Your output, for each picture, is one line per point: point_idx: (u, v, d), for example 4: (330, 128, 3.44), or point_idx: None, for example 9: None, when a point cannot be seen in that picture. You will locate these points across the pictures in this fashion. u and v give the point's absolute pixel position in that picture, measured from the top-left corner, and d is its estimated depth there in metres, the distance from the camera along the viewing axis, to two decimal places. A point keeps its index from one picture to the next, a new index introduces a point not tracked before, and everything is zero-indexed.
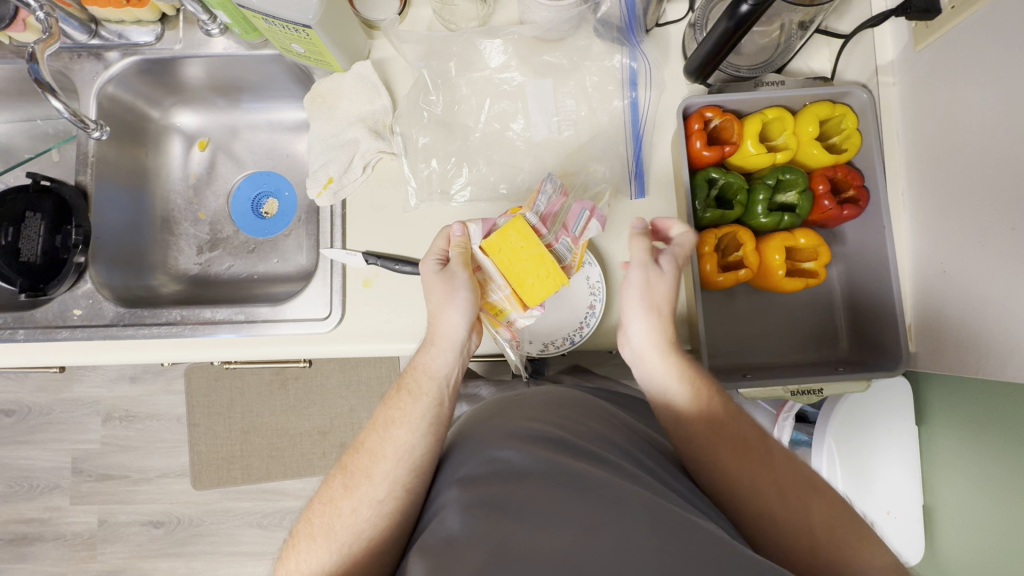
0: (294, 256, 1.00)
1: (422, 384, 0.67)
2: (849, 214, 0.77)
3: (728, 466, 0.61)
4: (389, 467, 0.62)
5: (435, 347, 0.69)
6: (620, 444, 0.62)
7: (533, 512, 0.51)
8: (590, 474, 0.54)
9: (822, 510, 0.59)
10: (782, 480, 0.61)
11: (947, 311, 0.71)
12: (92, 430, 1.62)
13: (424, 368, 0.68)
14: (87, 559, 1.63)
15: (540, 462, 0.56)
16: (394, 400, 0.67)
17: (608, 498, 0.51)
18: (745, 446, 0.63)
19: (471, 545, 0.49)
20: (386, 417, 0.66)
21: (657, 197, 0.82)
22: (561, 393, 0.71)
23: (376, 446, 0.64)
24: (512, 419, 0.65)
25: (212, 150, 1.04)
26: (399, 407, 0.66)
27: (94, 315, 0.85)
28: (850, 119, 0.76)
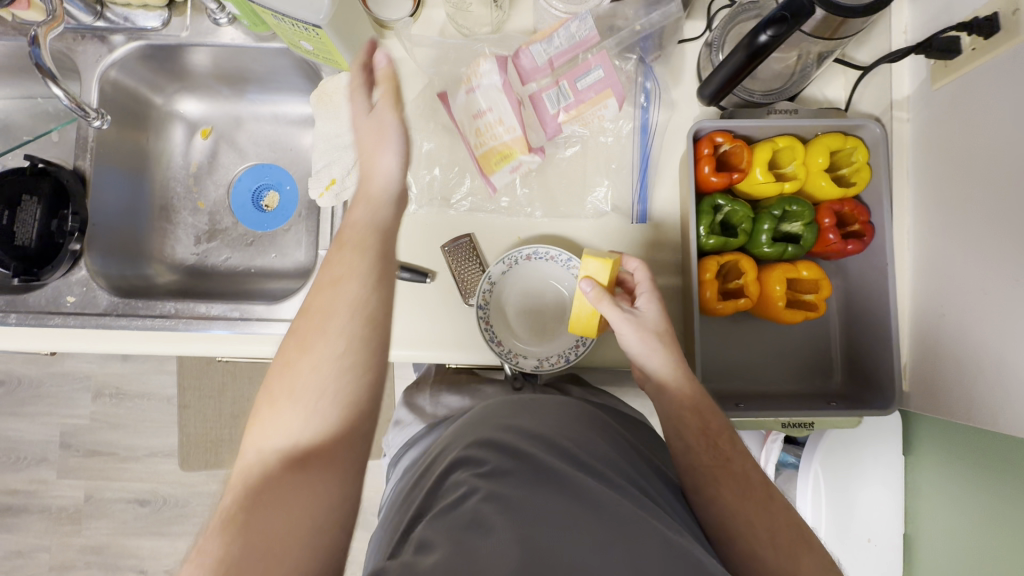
0: (293, 252, 0.99)
1: (364, 239, 0.58)
2: (854, 249, 0.76)
3: (729, 502, 0.62)
4: (341, 298, 0.55)
5: (366, 197, 0.61)
6: (629, 465, 0.62)
7: (545, 519, 0.51)
8: (605, 493, 0.54)
9: (815, 571, 0.58)
10: (778, 531, 0.60)
11: (944, 355, 0.71)
12: (81, 406, 1.62)
13: (355, 223, 0.60)
14: (71, 533, 1.63)
15: (560, 468, 0.56)
16: (335, 254, 0.58)
17: (623, 518, 0.51)
18: (741, 485, 0.63)
19: (481, 538, 0.49)
20: (330, 272, 0.57)
21: (660, 219, 0.81)
22: (575, 406, 0.71)
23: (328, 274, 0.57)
24: (529, 422, 0.65)
25: (215, 139, 1.03)
26: (338, 257, 0.58)
27: (88, 303, 0.85)
28: (861, 152, 0.75)
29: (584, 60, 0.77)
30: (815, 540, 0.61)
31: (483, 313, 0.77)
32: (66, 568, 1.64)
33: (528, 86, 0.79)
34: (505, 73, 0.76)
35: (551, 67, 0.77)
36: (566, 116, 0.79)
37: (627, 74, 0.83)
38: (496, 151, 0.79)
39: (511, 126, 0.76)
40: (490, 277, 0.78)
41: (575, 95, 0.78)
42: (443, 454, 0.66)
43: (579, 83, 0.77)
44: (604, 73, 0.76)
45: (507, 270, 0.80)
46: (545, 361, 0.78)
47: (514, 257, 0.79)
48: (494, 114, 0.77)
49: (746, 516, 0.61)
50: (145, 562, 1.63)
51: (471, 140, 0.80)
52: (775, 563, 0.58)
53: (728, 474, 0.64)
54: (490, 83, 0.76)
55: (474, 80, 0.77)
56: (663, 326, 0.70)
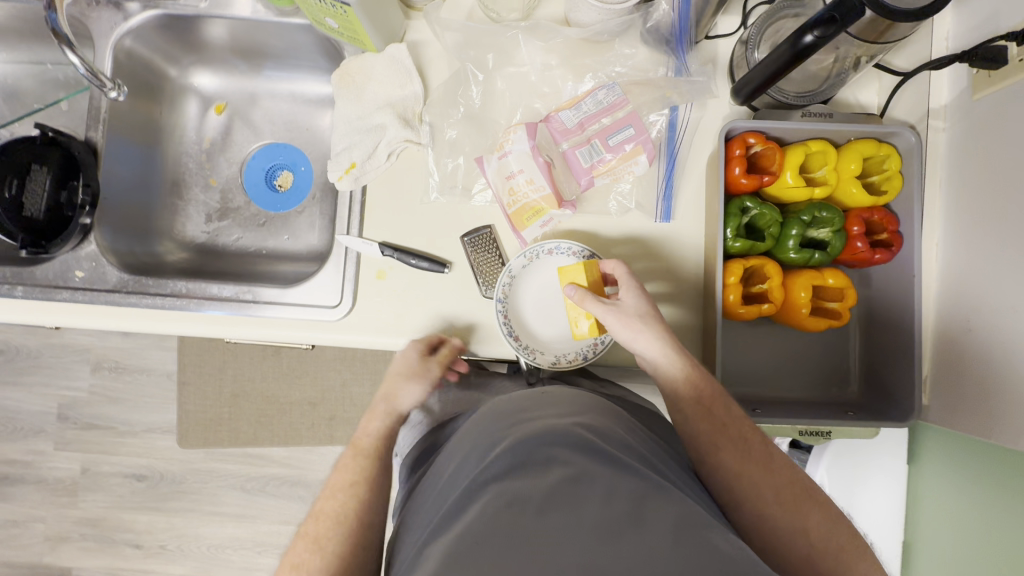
0: (305, 235, 0.97)
1: (367, 450, 0.72)
2: (881, 258, 0.76)
3: (731, 466, 0.63)
4: (349, 504, 0.66)
5: (377, 414, 0.76)
6: (641, 444, 0.59)
7: (553, 511, 0.49)
8: (614, 479, 0.51)
9: (822, 527, 0.61)
10: (782, 490, 0.62)
11: (967, 370, 0.70)
12: (80, 379, 1.60)
13: (364, 436, 0.75)
14: (67, 505, 1.63)
15: (564, 452, 0.53)
16: (337, 469, 0.71)
17: (634, 510, 0.49)
18: (741, 446, 0.64)
19: (488, 538, 0.47)
20: (330, 485, 0.69)
21: (685, 220, 0.79)
22: (580, 394, 0.67)
23: (323, 507, 0.66)
24: (535, 409, 0.62)
25: (230, 115, 1.00)
26: (343, 464, 0.71)
27: (96, 279, 0.83)
28: (894, 160, 0.74)
29: (615, 117, 0.77)
30: (822, 496, 0.63)
31: (502, 307, 0.76)
32: (61, 539, 1.63)
33: (560, 145, 0.79)
34: (534, 138, 0.77)
35: (581, 128, 0.78)
36: (599, 171, 0.78)
37: (658, 127, 0.79)
38: (528, 208, 0.77)
39: (541, 185, 0.76)
40: (510, 271, 0.77)
41: (610, 152, 0.77)
42: (454, 453, 0.63)
43: (611, 139, 0.77)
44: (634, 131, 0.77)
45: (528, 264, 0.78)
46: (563, 359, 0.78)
47: (535, 251, 0.77)
48: (524, 176, 0.76)
49: (751, 479, 0.62)
50: (141, 537, 1.63)
51: (503, 202, 0.78)
52: (784, 524, 0.60)
53: (726, 440, 0.64)
54: (524, 146, 0.76)
55: (506, 145, 0.77)
56: (647, 308, 0.69)
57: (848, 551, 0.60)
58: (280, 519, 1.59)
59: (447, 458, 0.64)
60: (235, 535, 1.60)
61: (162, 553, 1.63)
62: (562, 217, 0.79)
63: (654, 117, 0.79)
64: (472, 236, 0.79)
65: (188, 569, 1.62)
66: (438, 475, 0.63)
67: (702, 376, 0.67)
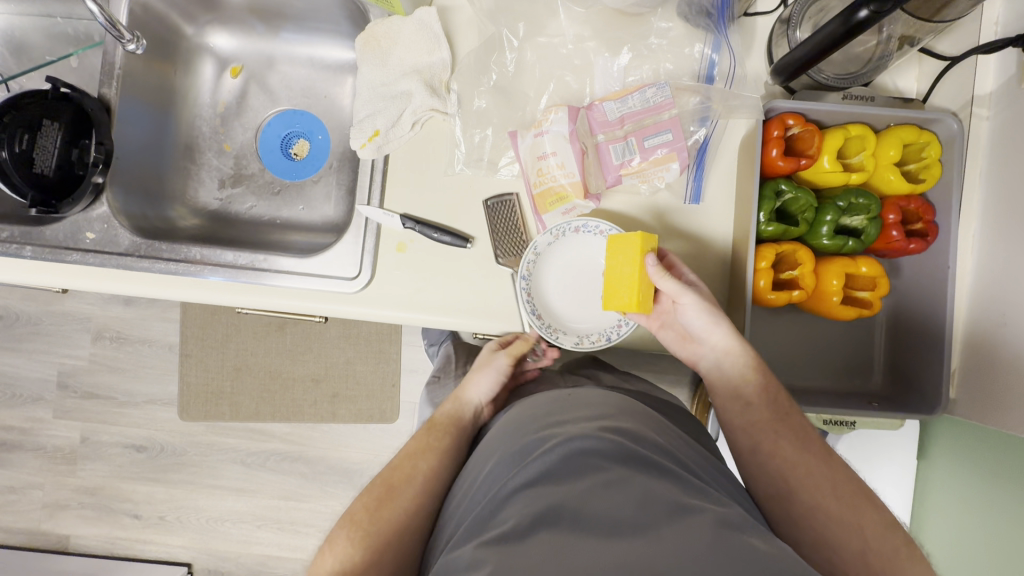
0: (321, 205, 0.95)
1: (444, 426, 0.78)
2: (915, 248, 0.74)
3: (788, 456, 0.65)
4: (426, 465, 0.72)
5: (459, 400, 0.82)
6: (673, 449, 0.58)
7: (591, 515, 0.47)
8: (648, 483, 0.50)
9: (878, 527, 0.60)
10: (840, 484, 0.63)
11: (999, 364, 0.69)
12: (81, 347, 1.58)
13: (447, 415, 0.81)
14: (66, 473, 1.62)
15: (598, 457, 0.52)
16: (416, 438, 0.77)
17: (672, 511, 0.47)
18: (799, 438, 0.66)
19: (524, 548, 0.45)
20: (407, 449, 0.75)
21: (714, 203, 0.77)
22: (608, 397, 0.67)
23: (400, 463, 0.72)
24: (564, 418, 0.61)
25: (246, 78, 0.97)
26: (424, 436, 0.77)
27: (108, 242, 0.81)
28: (934, 148, 0.71)
29: (657, 119, 0.72)
30: (872, 497, 0.63)
31: (526, 285, 0.74)
32: (59, 507, 1.63)
33: (596, 136, 0.74)
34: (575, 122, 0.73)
35: (621, 123, 0.73)
36: (628, 171, 0.74)
37: (696, 140, 0.74)
38: (554, 192, 0.74)
39: (571, 172, 0.73)
40: (536, 248, 0.74)
41: (643, 154, 0.72)
42: (485, 469, 0.61)
43: (647, 141, 0.72)
44: (673, 136, 0.72)
45: (554, 241, 0.75)
46: (585, 339, 0.76)
47: (562, 229, 0.75)
48: (556, 159, 0.73)
49: (807, 471, 0.64)
50: (140, 507, 1.62)
51: (530, 180, 0.76)
52: (839, 517, 0.61)
53: (783, 428, 0.67)
54: (561, 130, 0.72)
55: (543, 124, 0.74)
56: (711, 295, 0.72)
57: (903, 555, 0.59)
58: (280, 494, 1.56)
59: (478, 479, 0.61)
60: (235, 509, 1.58)
61: (160, 525, 1.61)
62: (585, 208, 0.76)
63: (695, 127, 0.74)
64: (495, 203, 0.77)
65: (186, 542, 1.60)
66: (465, 505, 0.59)
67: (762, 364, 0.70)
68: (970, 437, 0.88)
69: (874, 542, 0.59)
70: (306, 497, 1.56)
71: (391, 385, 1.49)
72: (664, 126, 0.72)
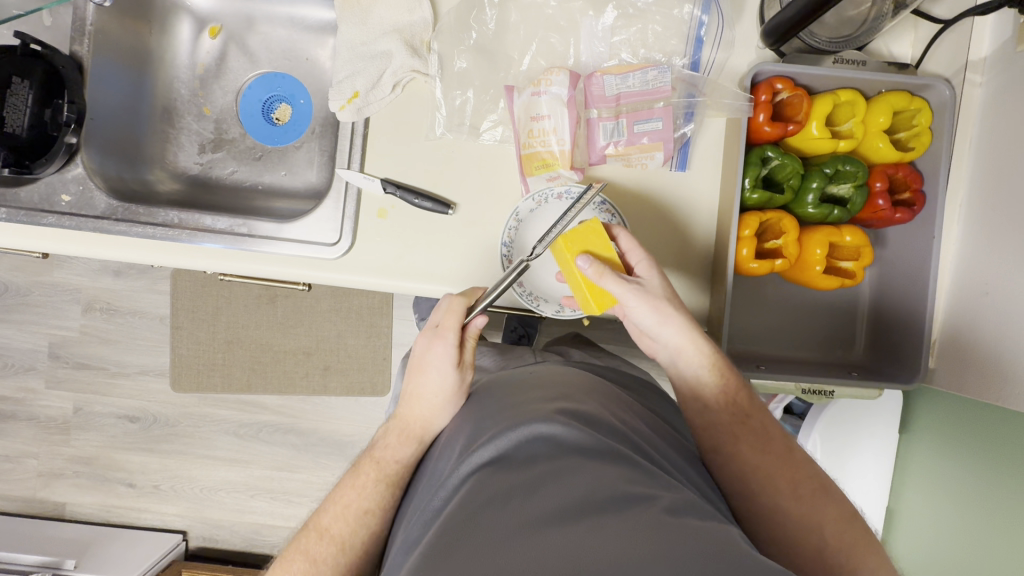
0: (303, 172, 0.93)
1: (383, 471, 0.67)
2: (901, 218, 0.73)
3: (749, 461, 0.64)
4: (359, 532, 0.64)
5: (402, 437, 0.69)
6: (632, 430, 0.59)
7: (537, 500, 0.49)
8: (599, 470, 0.51)
9: (835, 520, 0.61)
10: (799, 483, 0.63)
11: (979, 334, 0.69)
12: (71, 318, 1.57)
13: (386, 457, 0.68)
14: (60, 442, 1.63)
15: (548, 444, 0.54)
16: (352, 483, 0.67)
17: (620, 499, 0.48)
18: (757, 440, 0.66)
19: (470, 534, 0.47)
20: (342, 500, 0.66)
21: (700, 170, 0.75)
22: (577, 375, 0.69)
23: (330, 527, 0.64)
24: (525, 398, 0.62)
25: (224, 40, 0.94)
26: (362, 486, 0.66)
27: (84, 205, 0.80)
28: (925, 115, 0.70)
29: (650, 106, 0.71)
30: (831, 485, 0.64)
31: (507, 251, 0.74)
32: (54, 475, 1.64)
33: (588, 110, 0.72)
34: (575, 89, 0.72)
35: (617, 101, 0.71)
36: (612, 153, 0.73)
37: (682, 135, 0.72)
38: (540, 157, 0.73)
39: (564, 139, 0.72)
40: (517, 214, 0.73)
41: (628, 140, 0.72)
42: (447, 447, 0.64)
43: (637, 126, 0.71)
44: (662, 125, 0.71)
45: (536, 208, 0.74)
46: (567, 307, 0.75)
47: (544, 194, 0.73)
48: (551, 123, 0.72)
49: (767, 474, 0.64)
50: (134, 476, 1.63)
51: (518, 140, 0.73)
52: (795, 514, 0.61)
53: (744, 433, 0.66)
54: (559, 95, 0.72)
55: (542, 84, 0.72)
56: (668, 292, 0.67)
57: (861, 544, 0.60)
58: (273, 465, 1.57)
59: (439, 457, 0.64)
60: (229, 479, 1.59)
61: (155, 493, 1.63)
62: (568, 180, 0.74)
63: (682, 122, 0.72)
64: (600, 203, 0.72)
65: (181, 510, 1.62)
66: (423, 486, 0.62)
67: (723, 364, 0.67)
68: (954, 407, 0.86)
69: (831, 537, 0.60)
70: (298, 467, 1.57)
71: (382, 359, 1.49)
72: (655, 114, 0.70)
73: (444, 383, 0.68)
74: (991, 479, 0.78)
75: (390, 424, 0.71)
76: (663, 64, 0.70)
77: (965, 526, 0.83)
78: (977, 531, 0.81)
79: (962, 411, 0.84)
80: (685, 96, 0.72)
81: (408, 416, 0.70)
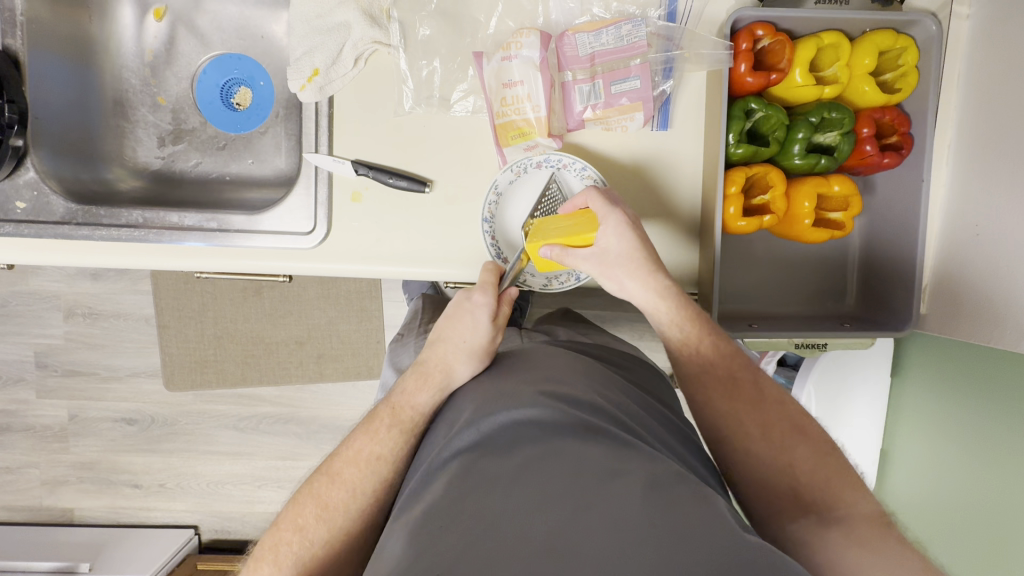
0: (272, 158, 0.89)
1: (404, 415, 0.66)
2: (889, 162, 0.71)
3: (718, 406, 0.63)
4: (370, 478, 0.62)
5: (424, 380, 0.67)
6: (616, 404, 0.59)
7: (523, 483, 0.49)
8: (583, 450, 0.51)
9: (809, 462, 0.58)
10: (771, 425, 0.61)
11: (972, 275, 0.68)
12: (53, 326, 1.53)
13: (406, 400, 0.66)
14: (60, 450, 1.61)
15: (531, 427, 0.55)
16: (365, 428, 0.65)
17: (604, 477, 0.49)
18: (728, 386, 0.64)
19: (455, 519, 0.47)
20: (354, 447, 0.63)
21: (682, 128, 0.72)
22: (562, 354, 0.68)
23: (342, 471, 0.62)
24: (509, 383, 0.62)
25: (171, 22, 0.88)
26: (376, 432, 0.64)
27: (41, 210, 0.76)
28: (911, 54, 0.68)
29: (626, 62, 0.67)
30: (811, 430, 0.61)
31: (490, 228, 0.72)
32: (58, 483, 1.63)
33: (563, 73, 0.69)
34: (547, 50, 0.68)
35: (592, 60, 0.68)
36: (590, 117, 0.70)
37: (662, 91, 0.69)
38: (515, 126, 0.69)
39: (539, 104, 0.69)
40: (496, 187, 0.71)
41: (606, 100, 0.69)
42: (435, 435, 0.63)
43: (614, 86, 0.68)
44: (641, 83, 0.68)
45: (515, 179, 0.72)
46: (554, 280, 0.74)
47: (523, 164, 0.71)
48: (525, 88, 0.68)
49: (737, 419, 0.62)
50: (139, 478, 1.61)
51: (492, 109, 0.70)
52: (767, 457, 0.59)
53: (709, 377, 0.64)
54: (530, 59, 0.68)
55: (512, 48, 0.68)
56: (635, 249, 0.63)
57: (836, 481, 0.57)
58: (278, 455, 1.57)
59: (429, 442, 0.63)
60: (235, 472, 1.59)
61: (162, 492, 1.62)
62: (548, 148, 0.71)
63: (660, 76, 0.69)
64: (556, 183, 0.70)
65: (190, 506, 1.62)
66: (412, 470, 0.62)
67: (690, 309, 0.65)
68: (954, 354, 0.85)
69: (804, 475, 0.58)
70: (303, 455, 1.57)
71: (375, 343, 1.47)
72: (632, 71, 0.67)
73: (484, 335, 0.67)
74: (997, 424, 0.78)
75: (412, 369, 0.69)
76: (637, 17, 0.66)
77: (969, 463, 0.83)
78: (983, 469, 0.80)
79: (957, 354, 0.84)
80: (662, 51, 0.68)
81: (431, 360, 0.68)
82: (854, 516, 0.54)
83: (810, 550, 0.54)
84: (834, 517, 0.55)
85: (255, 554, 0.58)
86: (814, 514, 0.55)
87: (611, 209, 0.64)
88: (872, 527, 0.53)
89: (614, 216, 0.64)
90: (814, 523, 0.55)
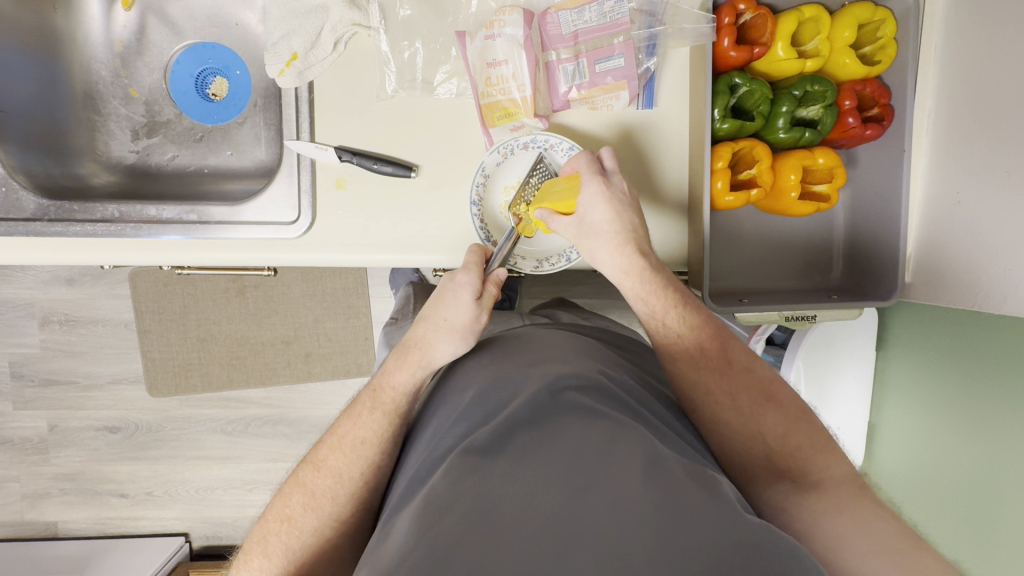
0: (251, 149, 0.87)
1: (384, 399, 0.64)
2: (871, 134, 0.72)
3: (688, 375, 0.63)
4: (355, 464, 0.60)
5: (405, 360, 0.65)
6: (615, 381, 0.58)
7: (523, 466, 0.49)
8: (582, 432, 0.51)
9: (779, 428, 0.59)
10: (741, 395, 0.61)
11: (955, 243, 0.70)
12: (28, 335, 1.48)
13: (386, 382, 0.65)
14: (40, 462, 1.56)
15: (526, 409, 0.54)
16: (348, 414, 0.63)
17: (604, 457, 0.49)
18: (701, 355, 0.63)
19: (455, 504, 0.47)
20: (338, 431, 0.62)
21: (668, 106, 0.72)
22: (564, 338, 0.67)
23: (327, 459, 0.60)
24: (509, 365, 0.62)
25: (140, 10, 0.85)
26: (358, 416, 0.62)
27: (12, 208, 0.73)
28: (890, 25, 0.69)
29: (608, 40, 0.67)
30: (780, 395, 0.61)
31: (478, 211, 0.71)
32: (40, 496, 1.58)
33: (547, 52, 0.69)
34: (531, 28, 0.68)
35: (575, 39, 0.68)
36: (575, 97, 0.70)
37: (645, 69, 0.69)
38: (501, 106, 0.69)
39: (523, 84, 0.68)
40: (483, 169, 0.70)
41: (590, 79, 0.68)
42: (434, 418, 0.63)
43: (598, 65, 0.67)
44: (625, 62, 0.67)
45: (502, 161, 0.71)
46: (545, 262, 0.74)
47: (510, 146, 0.70)
48: (509, 68, 0.68)
49: (708, 389, 0.62)
50: (125, 486, 1.57)
51: (476, 89, 0.69)
52: (736, 424, 0.60)
53: (680, 352, 0.64)
54: (513, 39, 0.67)
55: (496, 26, 0.67)
56: (608, 222, 0.65)
57: (808, 449, 0.58)
58: (268, 457, 1.55)
59: (427, 428, 0.62)
60: (223, 477, 1.56)
61: (149, 500, 1.58)
62: (534, 129, 0.71)
63: (643, 54, 0.68)
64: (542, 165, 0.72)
65: (179, 513, 1.59)
66: (414, 451, 0.61)
67: (657, 281, 0.65)
68: (954, 328, 0.84)
69: (774, 440, 0.59)
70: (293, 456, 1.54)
71: (364, 339, 1.45)
72: (616, 49, 0.67)
73: (465, 315, 0.66)
74: (996, 406, 0.78)
75: (395, 349, 0.68)
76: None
77: (964, 440, 0.83)
78: (980, 445, 0.81)
79: (955, 329, 0.84)
80: (645, 27, 0.68)
81: (411, 340, 0.66)
82: (827, 480, 0.55)
83: (784, 514, 0.55)
84: (806, 484, 0.56)
85: (248, 542, 0.59)
86: (790, 480, 0.56)
87: (592, 175, 0.65)
88: (848, 491, 0.54)
89: (594, 182, 0.64)
90: (792, 492, 0.56)
